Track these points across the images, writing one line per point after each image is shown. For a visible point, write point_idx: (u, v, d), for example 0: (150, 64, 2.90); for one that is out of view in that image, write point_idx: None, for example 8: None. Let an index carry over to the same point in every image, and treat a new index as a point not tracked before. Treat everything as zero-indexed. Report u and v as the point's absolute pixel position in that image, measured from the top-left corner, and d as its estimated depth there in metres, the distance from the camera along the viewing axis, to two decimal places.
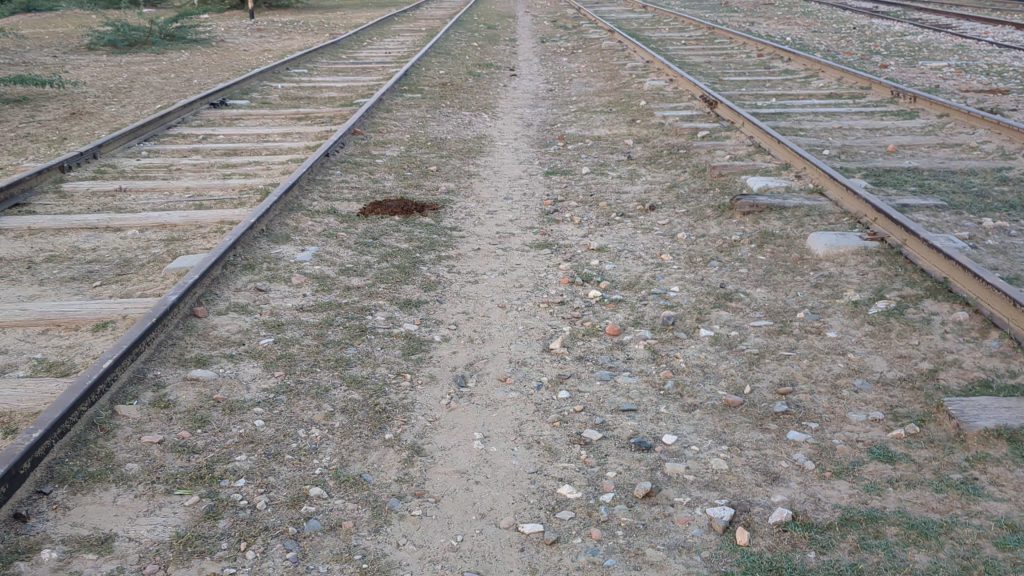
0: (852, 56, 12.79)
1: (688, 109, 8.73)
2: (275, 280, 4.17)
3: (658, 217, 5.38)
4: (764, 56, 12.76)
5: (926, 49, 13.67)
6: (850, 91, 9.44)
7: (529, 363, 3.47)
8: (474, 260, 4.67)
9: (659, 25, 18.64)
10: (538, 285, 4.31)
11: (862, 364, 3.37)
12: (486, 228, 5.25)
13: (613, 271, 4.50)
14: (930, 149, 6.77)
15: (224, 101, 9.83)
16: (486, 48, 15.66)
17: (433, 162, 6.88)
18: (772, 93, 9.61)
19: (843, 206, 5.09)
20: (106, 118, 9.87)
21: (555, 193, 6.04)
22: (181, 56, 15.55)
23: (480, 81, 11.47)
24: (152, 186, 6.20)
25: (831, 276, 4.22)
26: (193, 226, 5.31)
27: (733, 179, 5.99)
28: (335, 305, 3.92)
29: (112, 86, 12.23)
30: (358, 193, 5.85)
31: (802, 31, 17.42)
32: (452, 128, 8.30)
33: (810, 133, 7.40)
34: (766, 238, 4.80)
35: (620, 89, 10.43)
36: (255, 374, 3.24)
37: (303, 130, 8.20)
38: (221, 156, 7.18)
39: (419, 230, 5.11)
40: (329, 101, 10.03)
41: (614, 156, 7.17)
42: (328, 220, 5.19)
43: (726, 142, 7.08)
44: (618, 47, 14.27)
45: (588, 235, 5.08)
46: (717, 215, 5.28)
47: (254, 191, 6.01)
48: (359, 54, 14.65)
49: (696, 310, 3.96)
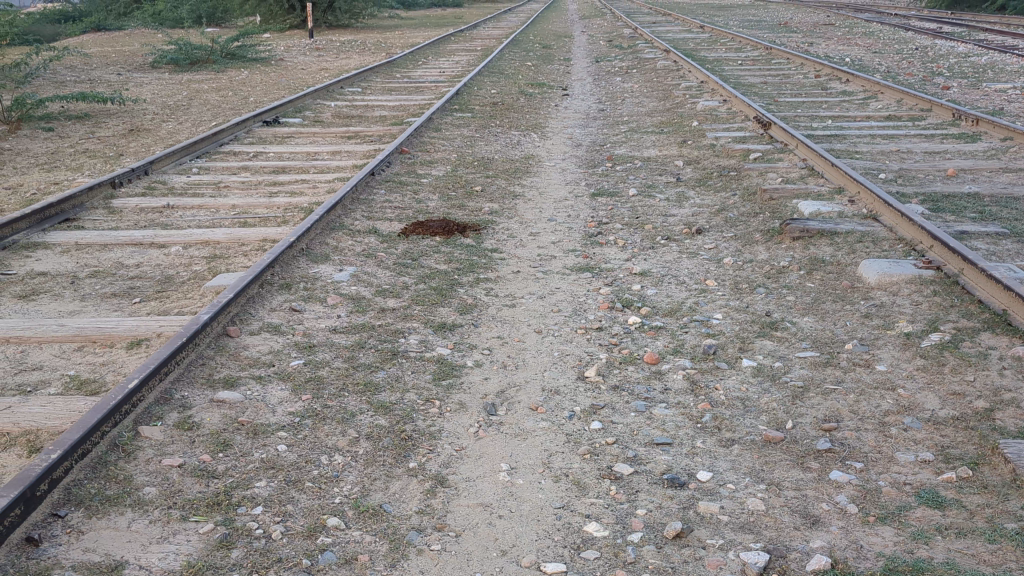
0: (913, 77, 12.51)
1: (741, 130, 8.57)
2: (311, 300, 4.13)
3: (705, 241, 5.25)
4: (822, 77, 12.54)
5: (991, 70, 13.31)
6: (910, 113, 9.20)
7: (562, 392, 3.37)
8: (512, 282, 4.59)
9: (716, 45, 18.46)
10: (577, 310, 4.21)
11: (911, 401, 3.21)
12: (528, 250, 5.17)
13: (655, 296, 4.38)
14: (992, 174, 6.53)
15: (276, 119, 9.91)
16: (540, 67, 15.63)
17: (479, 182, 6.83)
18: (828, 114, 9.41)
19: (897, 231, 4.91)
20: (161, 134, 10.00)
21: (600, 215, 5.94)
22: (239, 74, 15.79)
23: (531, 101, 11.43)
24: (199, 203, 6.23)
25: (882, 305, 4.06)
26: (236, 244, 5.31)
27: (784, 203, 5.83)
28: (369, 327, 3.87)
29: (170, 103, 12.43)
30: (401, 212, 5.82)
31: (863, 51, 17.11)
32: (500, 147, 8.25)
33: (866, 156, 7.21)
34: (815, 265, 4.64)
35: (672, 109, 10.30)
36: (282, 398, 3.19)
37: (352, 149, 8.22)
38: (269, 174, 7.21)
39: (459, 252, 5.05)
40: (379, 119, 10.05)
41: (663, 177, 7.05)
42: (369, 240, 5.15)
43: (778, 164, 6.91)
44: (673, 67, 14.15)
45: (632, 259, 4.97)
46: (766, 240, 5.14)
47: (298, 209, 6.01)
48: (413, 73, 14.73)
49: (740, 339, 3.83)
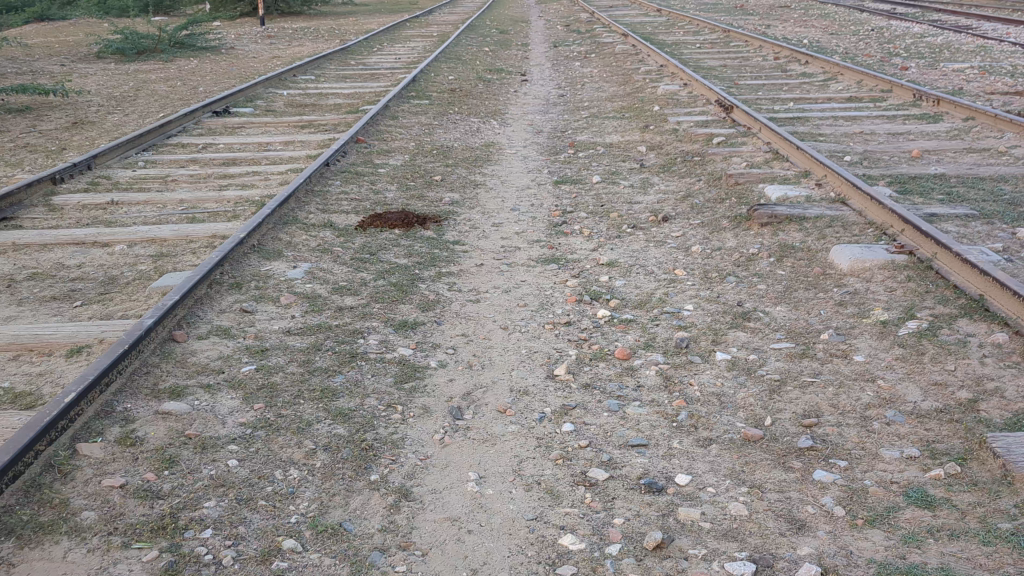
0: (871, 59, 12.50)
1: (703, 114, 8.46)
2: (263, 300, 3.94)
3: (671, 229, 5.12)
4: (781, 59, 12.48)
5: (947, 51, 13.35)
6: (871, 95, 9.15)
7: (531, 392, 3.21)
8: (475, 276, 4.41)
9: (673, 28, 18.36)
10: (543, 304, 4.05)
11: (893, 393, 3.09)
12: (491, 242, 5.00)
13: (623, 288, 4.24)
14: (957, 154, 6.47)
15: (227, 109, 9.63)
16: (498, 53, 15.42)
17: (438, 171, 6.64)
18: (789, 97, 9.33)
19: (867, 215, 4.81)
20: (107, 127, 9.68)
21: (564, 203, 5.78)
22: (189, 63, 15.41)
23: (489, 87, 11.24)
24: (145, 198, 5.99)
25: (856, 292, 3.94)
26: (183, 241, 5.09)
27: (750, 188, 5.71)
28: (326, 329, 3.68)
29: (117, 94, 12.07)
30: (358, 204, 5.62)
31: (820, 33, 17.12)
32: (459, 135, 8.06)
33: (830, 138, 7.11)
34: (785, 252, 4.52)
35: (633, 94, 10.17)
36: (233, 408, 3.00)
37: (306, 139, 7.98)
38: (219, 167, 6.97)
39: (419, 245, 4.86)
40: (334, 108, 9.81)
41: (626, 164, 6.91)
42: (324, 234, 4.95)
43: (742, 148, 6.80)
44: (632, 51, 14.03)
45: (597, 249, 4.83)
46: (733, 227, 5.01)
47: (250, 203, 5.79)
48: (368, 60, 14.45)
49: (712, 331, 3.70)
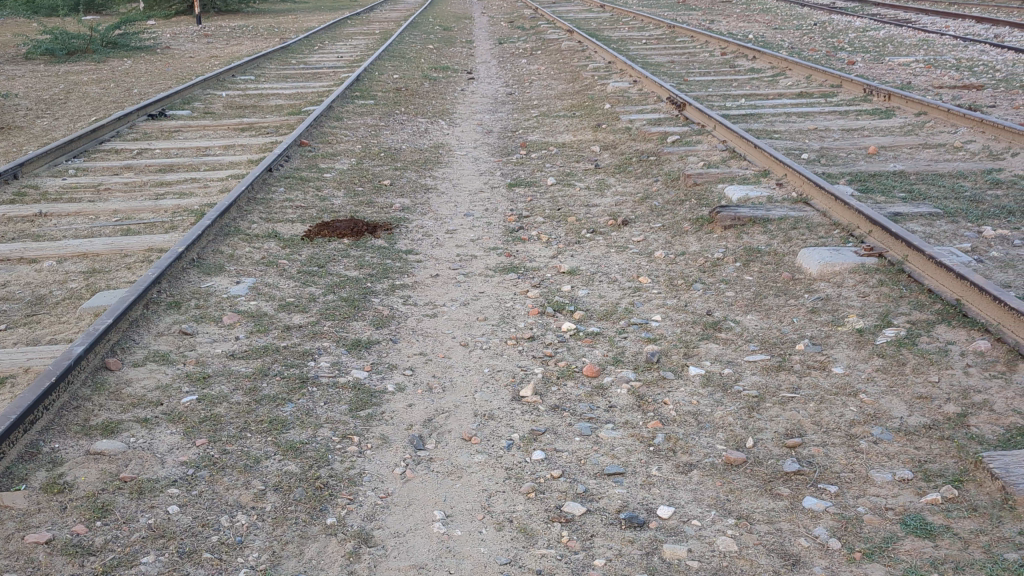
0: (817, 53, 12.49)
1: (655, 111, 8.32)
2: (203, 321, 3.67)
3: (631, 233, 4.95)
4: (728, 54, 12.42)
5: (891, 45, 13.39)
6: (821, 90, 9.10)
7: (496, 416, 3.00)
8: (431, 288, 4.19)
9: (617, 24, 18.27)
10: (504, 317, 3.84)
11: (877, 408, 2.94)
12: (445, 250, 4.77)
13: (587, 297, 4.05)
14: (913, 150, 6.39)
15: (163, 112, 9.27)
16: (442, 50, 15.17)
17: (386, 175, 6.40)
18: (740, 93, 9.23)
19: (831, 216, 4.68)
20: (36, 133, 9.26)
21: (519, 208, 5.58)
22: (123, 64, 14.92)
23: (435, 85, 10.99)
24: (76, 209, 5.66)
25: (829, 298, 3.80)
26: (117, 255, 4.79)
27: (709, 188, 5.57)
28: (273, 351, 3.43)
29: (46, 98, 11.59)
30: (304, 212, 5.36)
31: (764, 28, 17.13)
32: (407, 136, 7.82)
33: (785, 135, 7.01)
34: (751, 255, 4.37)
35: (582, 92, 10.00)
36: (172, 445, 2.76)
37: (247, 142, 7.68)
38: (156, 174, 6.65)
39: (369, 255, 4.62)
40: (275, 110, 9.49)
41: (581, 164, 6.73)
42: (268, 245, 4.69)
43: (698, 147, 6.66)
44: (578, 48, 13.88)
45: (557, 256, 4.64)
46: (696, 230, 4.86)
47: (189, 212, 5.50)
48: (309, 59, 14.11)
49: (683, 343, 3.52)
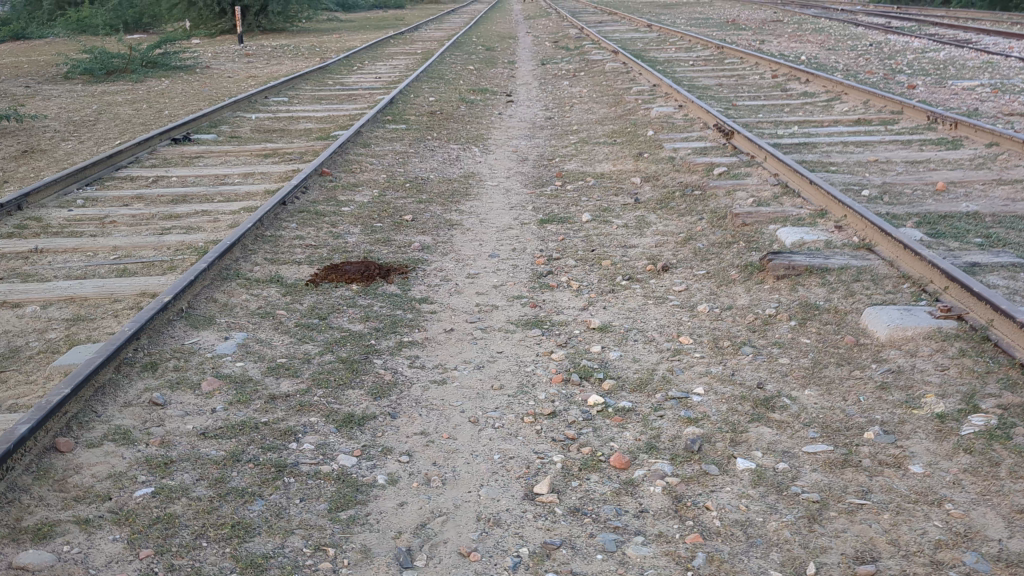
0: (874, 76, 11.89)
1: (701, 139, 7.81)
2: (178, 387, 3.23)
3: (672, 281, 4.44)
4: (779, 77, 11.87)
5: (952, 67, 12.76)
6: (880, 117, 8.52)
7: (504, 523, 2.51)
8: (442, 347, 3.71)
9: (664, 45, 17.78)
10: (522, 385, 3.35)
11: (968, 525, 2.39)
12: (463, 299, 4.30)
13: (619, 361, 3.54)
14: (987, 187, 5.79)
15: (187, 135, 8.96)
16: (482, 71, 14.81)
17: (409, 208, 5.96)
18: (793, 120, 8.68)
19: (900, 266, 4.13)
20: (59, 157, 9.00)
21: (549, 248, 5.10)
22: (159, 84, 14.74)
23: (472, 109, 10.58)
24: (73, 244, 5.29)
25: (901, 370, 3.25)
26: (106, 300, 4.40)
27: (759, 229, 5.04)
28: (251, 429, 2.97)
29: (76, 119, 11.39)
30: (313, 252, 4.92)
31: (817, 48, 16.53)
32: (436, 165, 7.38)
33: (843, 168, 6.44)
34: (808, 312, 3.84)
35: (625, 116, 9.53)
36: (111, 556, 2.30)
37: (268, 170, 7.30)
38: (167, 205, 6.28)
39: (378, 304, 4.17)
40: (304, 134, 9.13)
41: (619, 198, 6.24)
42: (269, 292, 4.25)
43: (747, 181, 6.13)
44: (622, 69, 13.43)
45: (587, 307, 4.14)
46: (744, 279, 4.33)
47: (192, 251, 5.10)
48: (347, 80, 13.81)
49: (729, 425, 3.00)
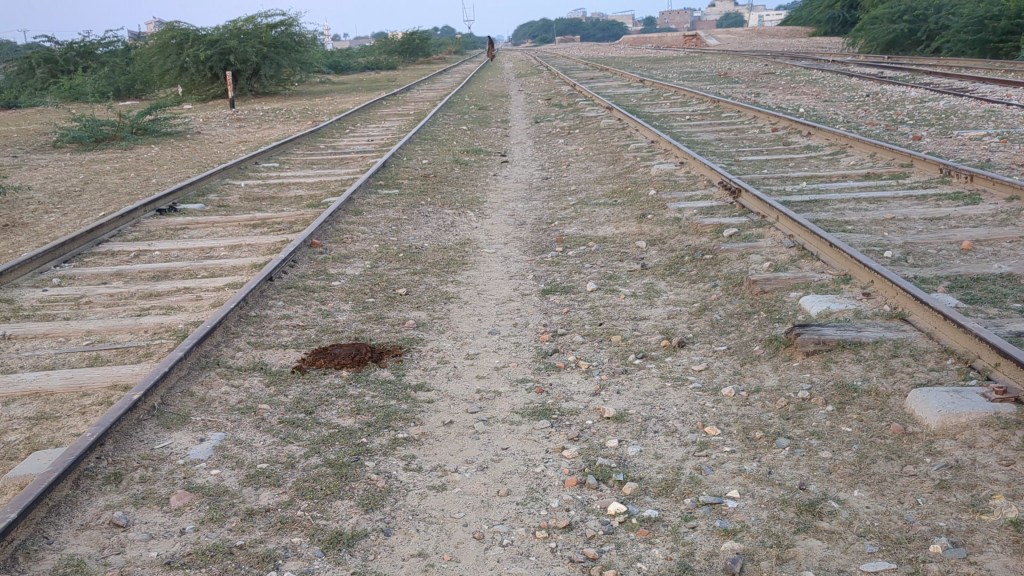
0: (876, 128, 11.66)
1: (706, 198, 7.51)
2: (144, 504, 2.86)
3: (690, 359, 4.08)
4: (779, 130, 11.65)
5: (954, 116, 12.56)
6: (889, 170, 8.25)
7: None
8: (442, 444, 3.33)
9: (658, 99, 17.62)
10: (532, 491, 2.97)
11: None
12: (463, 384, 3.93)
13: (640, 456, 3.17)
14: (1016, 244, 5.47)
15: (173, 205, 8.66)
16: (476, 131, 14.60)
17: (403, 280, 5.62)
18: (798, 175, 8.41)
19: (940, 339, 3.79)
20: (41, 231, 8.69)
21: (553, 322, 4.75)
22: (149, 152, 14.52)
23: (467, 170, 10.30)
24: (44, 329, 4.94)
25: (961, 466, 2.88)
26: (74, 395, 4.02)
27: (779, 297, 4.70)
28: (224, 555, 2.59)
29: (62, 190, 11.11)
30: (300, 333, 4.57)
31: (814, 100, 16.38)
32: (431, 232, 7.06)
33: (860, 227, 6.13)
34: (845, 396, 3.49)
35: (624, 175, 9.26)
36: None
37: (255, 242, 6.97)
38: (147, 282, 5.94)
39: (371, 393, 3.80)
40: (294, 201, 8.83)
41: (625, 264, 5.91)
42: (252, 382, 3.89)
43: (760, 243, 5.81)
44: (618, 126, 13.23)
45: (599, 391, 3.78)
46: (769, 356, 3.98)
47: (171, 334, 4.75)
48: (338, 143, 13.58)
49: (773, 538, 2.62)
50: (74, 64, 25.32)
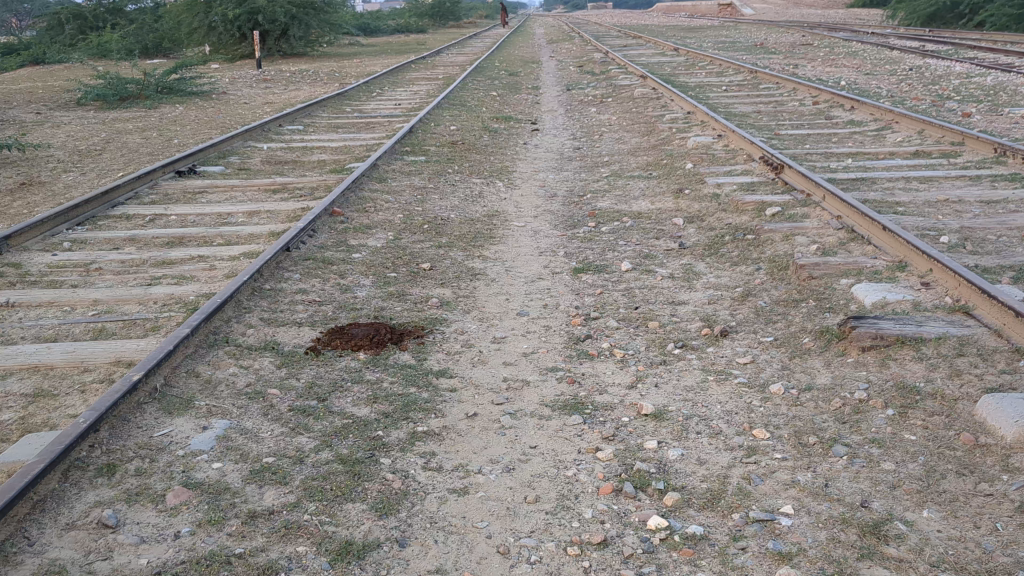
0: (922, 103, 11.21)
1: (746, 173, 7.16)
2: (138, 501, 2.61)
3: (735, 350, 3.78)
4: (821, 103, 11.22)
5: (1004, 93, 12.06)
6: (940, 148, 7.84)
7: None
8: (465, 440, 3.06)
9: (694, 68, 17.14)
10: (562, 498, 2.69)
11: None
12: (488, 371, 3.66)
13: (682, 462, 2.88)
14: None
15: (193, 167, 8.41)
16: (506, 97, 14.23)
17: (427, 254, 5.34)
18: (844, 151, 8.02)
19: (1011, 336, 3.46)
20: (58, 191, 8.48)
21: (585, 305, 4.46)
22: (173, 111, 14.29)
23: (496, 138, 9.97)
24: (50, 297, 4.70)
25: None
26: (74, 371, 3.78)
27: (829, 285, 4.37)
28: (221, 565, 2.33)
29: (83, 148, 10.90)
30: (316, 310, 4.30)
31: (856, 73, 15.87)
32: (458, 202, 6.76)
33: (912, 209, 5.77)
34: (907, 399, 3.18)
35: (660, 147, 8.90)
36: None
37: (275, 208, 6.71)
38: (161, 249, 5.70)
39: (389, 379, 3.53)
40: (317, 167, 8.54)
41: (662, 242, 5.59)
42: (263, 363, 3.63)
43: (806, 223, 5.47)
44: (653, 95, 12.83)
45: (636, 384, 3.49)
46: (820, 350, 3.67)
47: (181, 307, 4.50)
48: (365, 107, 13.25)
49: (833, 565, 2.33)
50: (103, 21, 25.05)
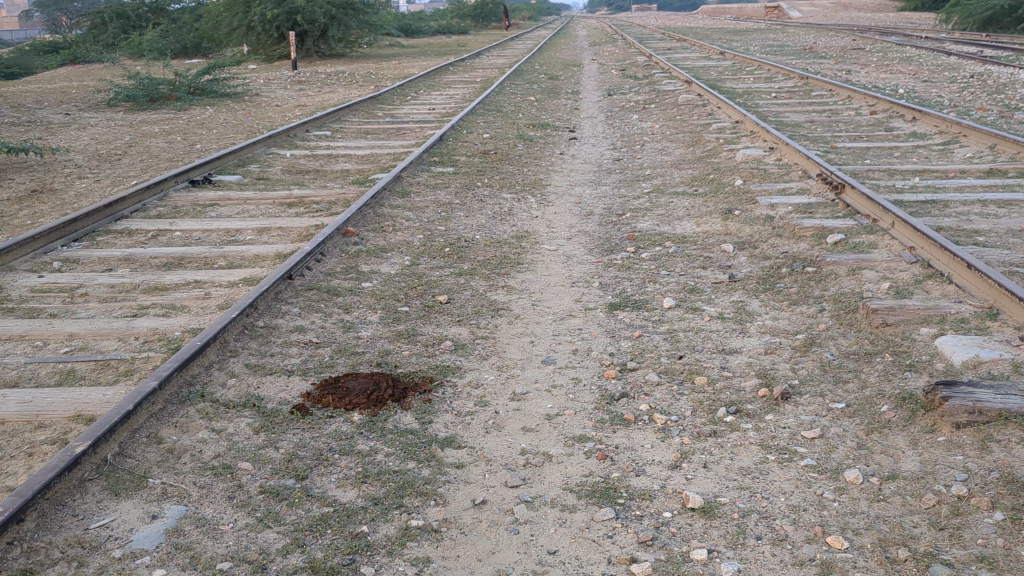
0: (989, 113, 10.47)
1: (802, 192, 6.51)
2: None
3: (800, 420, 3.17)
4: (879, 113, 10.50)
5: None
6: (1015, 166, 7.13)
7: None
8: (471, 541, 2.49)
9: (741, 74, 16.48)
10: None
11: None
12: (504, 441, 3.08)
13: None
14: None
15: (208, 176, 7.93)
16: (545, 102, 13.64)
17: (445, 283, 4.78)
18: (909, 168, 7.34)
19: None
20: (69, 199, 8.04)
21: (621, 352, 3.86)
22: (202, 114, 13.87)
23: (531, 147, 9.40)
24: (22, 331, 4.20)
25: None
26: (26, 427, 3.25)
27: (906, 336, 3.74)
28: None
29: (103, 152, 10.49)
30: (312, 354, 3.75)
31: (912, 81, 15.10)
32: (485, 221, 6.20)
33: (993, 240, 5.10)
34: (1019, 499, 2.55)
35: (705, 159, 8.28)
36: None
37: (287, 225, 6.18)
38: (156, 271, 5.19)
39: (385, 450, 2.97)
40: (340, 177, 8.04)
41: (709, 272, 4.98)
42: (240, 426, 3.09)
43: (874, 255, 4.82)
44: (698, 102, 12.18)
45: (682, 466, 2.88)
46: (903, 424, 3.06)
47: (163, 346, 3.97)
48: (397, 111, 12.74)
49: None
50: (145, 20, 24.84)
